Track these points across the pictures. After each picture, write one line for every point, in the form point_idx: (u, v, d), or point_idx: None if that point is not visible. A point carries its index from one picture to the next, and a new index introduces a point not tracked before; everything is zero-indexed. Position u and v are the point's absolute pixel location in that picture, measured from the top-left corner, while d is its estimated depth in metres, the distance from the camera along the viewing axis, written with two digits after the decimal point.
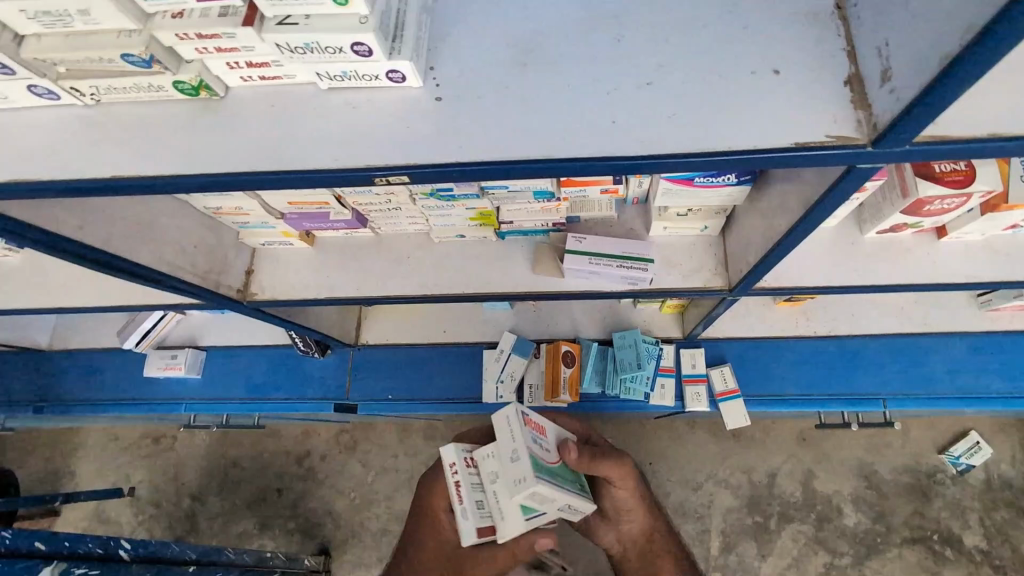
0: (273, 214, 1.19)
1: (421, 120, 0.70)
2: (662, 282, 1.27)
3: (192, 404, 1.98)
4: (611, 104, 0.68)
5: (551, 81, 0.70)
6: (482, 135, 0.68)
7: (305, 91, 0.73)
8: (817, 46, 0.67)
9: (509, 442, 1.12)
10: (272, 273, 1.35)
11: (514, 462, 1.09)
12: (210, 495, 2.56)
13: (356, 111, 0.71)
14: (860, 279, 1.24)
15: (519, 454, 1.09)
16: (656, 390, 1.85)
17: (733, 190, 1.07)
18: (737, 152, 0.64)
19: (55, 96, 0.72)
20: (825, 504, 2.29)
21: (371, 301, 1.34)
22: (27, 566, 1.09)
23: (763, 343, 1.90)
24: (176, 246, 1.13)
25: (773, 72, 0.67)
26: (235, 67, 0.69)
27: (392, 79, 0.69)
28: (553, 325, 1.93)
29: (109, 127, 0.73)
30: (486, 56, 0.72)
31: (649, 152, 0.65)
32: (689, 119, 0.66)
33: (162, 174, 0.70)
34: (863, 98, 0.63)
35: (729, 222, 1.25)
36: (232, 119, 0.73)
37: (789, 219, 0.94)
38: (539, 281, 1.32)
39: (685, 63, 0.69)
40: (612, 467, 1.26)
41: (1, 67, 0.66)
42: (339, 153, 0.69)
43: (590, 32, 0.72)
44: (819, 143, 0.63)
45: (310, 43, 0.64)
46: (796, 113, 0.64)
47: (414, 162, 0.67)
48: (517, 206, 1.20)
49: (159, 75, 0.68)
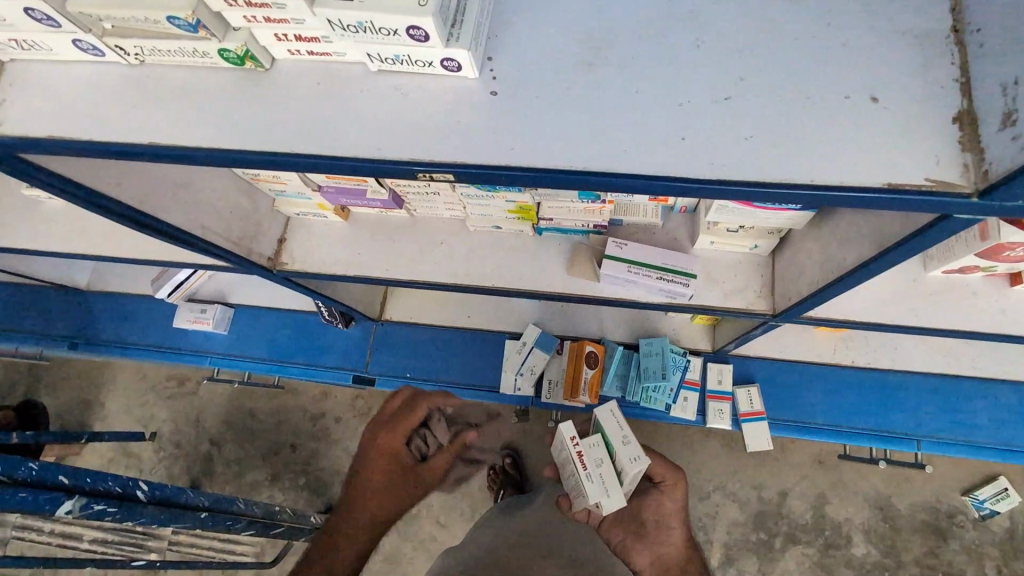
0: (309, 186, 1.17)
1: (473, 114, 0.65)
2: (701, 298, 1.20)
3: (215, 359, 2.01)
4: (682, 118, 0.62)
5: (617, 83, 0.64)
6: (538, 137, 0.63)
7: (354, 70, 0.69)
8: (924, 73, 0.59)
9: (618, 428, 1.22)
10: (303, 243, 1.33)
11: (626, 445, 1.19)
12: (226, 442, 2.63)
13: (405, 97, 0.67)
14: (914, 317, 1.15)
15: (629, 440, 1.21)
16: (677, 402, 1.80)
17: (795, 216, 0.99)
18: (819, 187, 0.57)
19: (100, 52, 0.70)
20: (834, 531, 2.21)
21: (398, 283, 1.31)
22: (52, 498, 1.08)
23: (795, 367, 1.82)
24: (211, 211, 1.12)
25: (871, 99, 0.59)
26: (283, 39, 0.65)
27: (446, 67, 0.64)
28: (580, 324, 1.88)
29: (149, 90, 0.71)
30: (550, 51, 0.66)
31: (719, 177, 0.59)
32: (769, 143, 0.59)
33: (198, 147, 0.67)
34: (974, 140, 0.56)
35: (781, 244, 1.17)
36: (274, 93, 0.69)
37: (856, 253, 0.86)
38: (573, 283, 1.27)
39: (770, 78, 0.62)
40: (665, 465, 1.25)
41: (47, 19, 0.63)
42: (382, 141, 0.65)
43: (667, 32, 0.66)
44: (915, 186, 0.56)
45: (364, 22, 0.59)
46: (893, 149, 0.57)
47: (460, 159, 0.63)
48: (558, 203, 1.15)
49: (205, 41, 0.65)
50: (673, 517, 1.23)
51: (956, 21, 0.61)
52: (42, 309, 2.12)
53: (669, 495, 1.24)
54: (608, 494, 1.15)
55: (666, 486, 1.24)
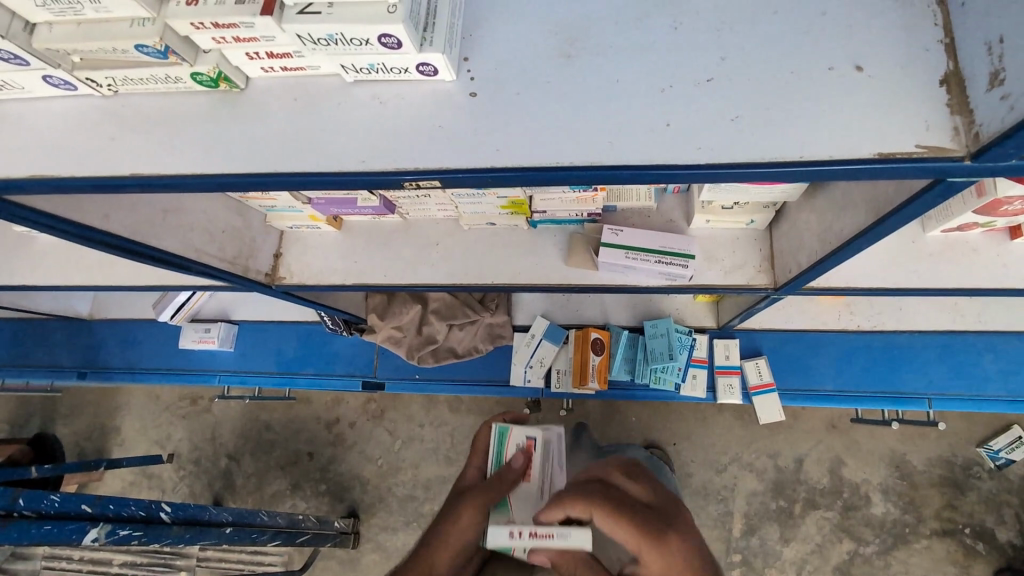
0: (300, 199, 1.17)
1: (454, 118, 0.64)
2: (700, 278, 1.20)
3: (224, 376, 2.01)
4: (665, 104, 0.61)
5: (598, 72, 0.63)
6: (521, 138, 0.62)
7: (329, 83, 0.68)
8: (906, 38, 0.58)
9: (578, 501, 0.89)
10: (299, 255, 1.34)
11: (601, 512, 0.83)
12: (244, 456, 2.65)
13: (385, 105, 0.66)
14: (913, 280, 1.15)
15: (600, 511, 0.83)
16: (686, 381, 1.80)
17: (787, 188, 0.98)
18: (809, 163, 0.56)
19: (72, 86, 0.69)
20: (853, 493, 2.22)
21: (399, 288, 1.31)
22: (78, 528, 1.08)
23: (801, 336, 1.81)
24: (205, 232, 1.12)
25: (855, 68, 0.58)
26: (255, 58, 0.64)
27: (422, 72, 0.63)
28: (582, 312, 1.88)
29: (124, 120, 0.70)
30: (526, 47, 0.65)
31: (706, 161, 0.58)
32: (755, 122, 0.58)
33: (180, 173, 0.66)
34: (963, 102, 0.55)
35: (778, 217, 1.17)
36: (252, 113, 0.68)
37: (853, 221, 0.85)
38: (573, 273, 1.27)
39: (752, 54, 0.61)
40: (592, 491, 0.67)
41: (15, 58, 0.62)
42: (362, 153, 0.64)
43: (644, 16, 0.64)
44: (905, 154, 0.55)
45: (334, 34, 0.58)
46: (880, 117, 0.56)
47: (446, 165, 0.62)
48: (550, 195, 1.14)
49: (176, 66, 0.64)
50: (641, 537, 0.62)
51: None
52: (48, 341, 2.12)
53: (616, 509, 0.64)
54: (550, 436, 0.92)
55: (612, 499, 0.66)
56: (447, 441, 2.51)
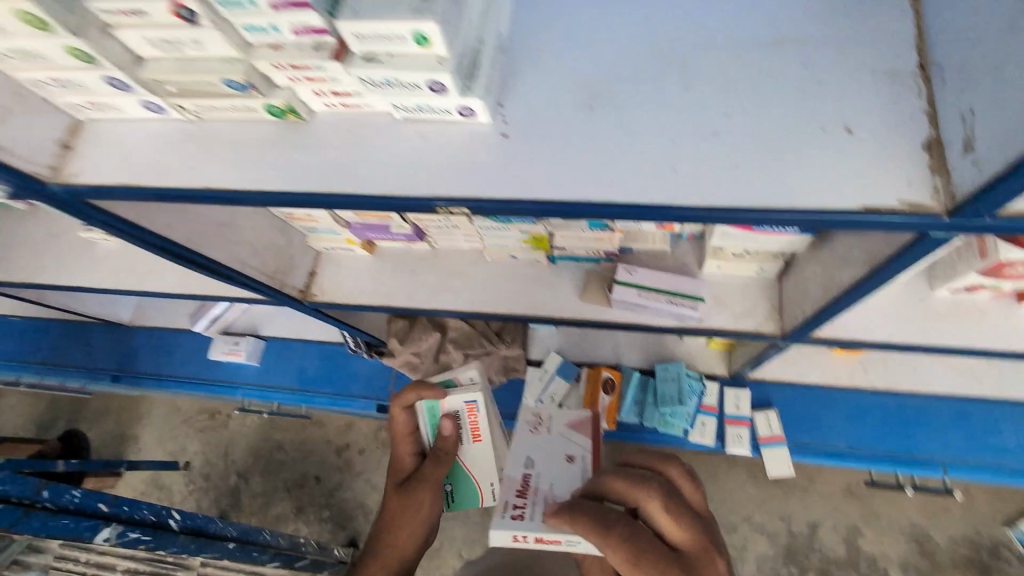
0: (340, 223, 1.27)
1: (487, 155, 0.73)
2: (711, 321, 1.25)
3: (247, 390, 2.09)
4: (674, 152, 0.68)
5: (616, 121, 0.71)
6: (545, 175, 0.70)
7: (381, 119, 0.78)
8: (894, 106, 0.65)
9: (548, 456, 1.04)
10: (333, 276, 1.43)
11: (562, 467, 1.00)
12: (254, 475, 2.69)
13: (428, 140, 0.75)
14: (921, 336, 1.17)
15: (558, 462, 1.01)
16: (695, 427, 1.82)
17: (794, 239, 1.04)
18: (801, 211, 0.63)
19: (162, 111, 0.80)
20: (869, 566, 2.14)
21: (422, 313, 1.39)
22: (91, 524, 1.16)
23: (812, 391, 1.83)
24: (250, 247, 1.22)
25: (846, 130, 0.65)
26: (321, 95, 0.75)
27: (462, 114, 0.73)
28: (596, 350, 1.94)
29: (203, 142, 0.80)
30: (553, 98, 0.74)
31: (709, 204, 0.65)
32: (754, 173, 0.66)
33: (249, 189, 0.76)
34: (943, 164, 0.61)
35: (786, 267, 1.21)
36: (313, 141, 0.78)
37: (852, 273, 0.90)
38: (587, 309, 1.33)
39: (754, 113, 0.69)
40: (595, 521, 0.73)
41: (122, 85, 0.73)
42: (407, 180, 0.73)
43: (660, 75, 0.73)
44: (890, 207, 0.61)
45: (391, 78, 0.67)
46: (867, 173, 0.63)
47: (478, 195, 0.70)
48: (570, 233, 1.22)
49: (253, 98, 0.74)
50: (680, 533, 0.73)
51: (921, 59, 0.67)
52: (86, 344, 2.24)
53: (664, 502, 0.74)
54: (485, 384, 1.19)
55: (616, 536, 0.72)
56: None
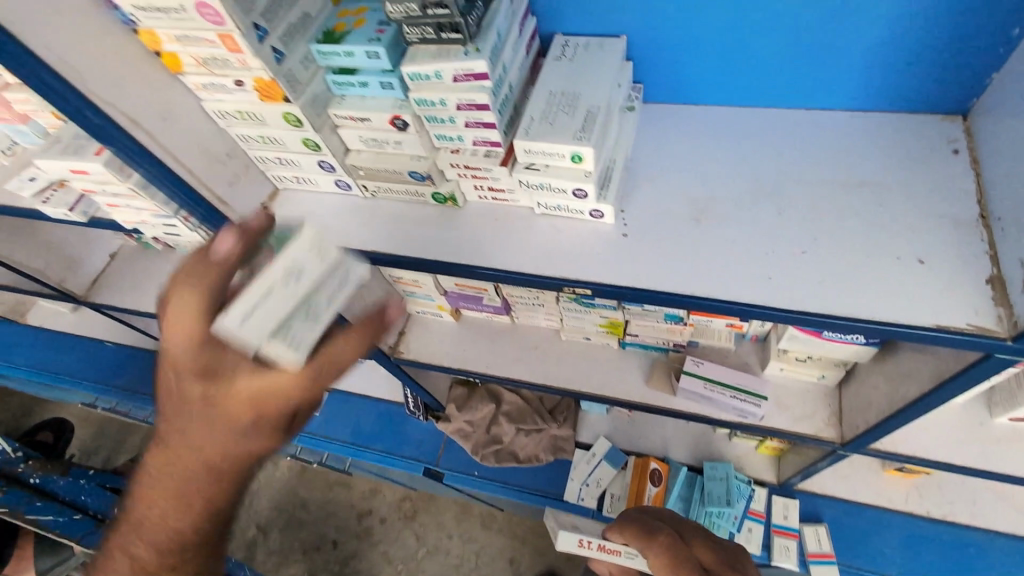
0: (439, 290, 1.44)
1: (609, 249, 0.88)
2: (771, 420, 1.32)
3: (304, 437, 2.23)
4: (768, 264, 0.83)
5: (719, 233, 0.87)
6: (657, 271, 0.85)
7: (523, 212, 0.95)
8: (959, 246, 0.78)
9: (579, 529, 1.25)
10: (420, 338, 1.59)
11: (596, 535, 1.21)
12: (273, 530, 2.63)
13: (561, 232, 0.92)
14: (983, 462, 1.21)
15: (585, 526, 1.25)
16: (741, 532, 1.78)
17: (860, 349, 1.13)
18: (878, 323, 0.75)
19: (348, 187, 1.00)
20: None
21: (496, 380, 1.51)
22: None
23: (864, 511, 1.79)
24: (364, 302, 1.42)
25: (918, 261, 0.79)
26: (479, 189, 0.93)
27: (592, 215, 0.90)
28: (644, 440, 1.98)
29: (373, 214, 1.00)
30: (664, 210, 0.91)
31: (797, 308, 0.78)
32: (838, 288, 0.79)
33: (408, 256, 0.94)
34: (1005, 298, 0.73)
35: (848, 376, 1.30)
36: (462, 223, 0.96)
37: (917, 387, 0.99)
38: (651, 394, 1.43)
39: (838, 240, 0.83)
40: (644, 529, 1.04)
41: (329, 166, 0.94)
42: (542, 263, 0.90)
43: (757, 201, 0.89)
44: (959, 328, 0.72)
45: (544, 183, 0.85)
46: (938, 298, 0.75)
47: (600, 280, 0.86)
48: (646, 322, 1.33)
49: (426, 186, 0.93)
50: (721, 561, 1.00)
51: (981, 210, 0.80)
52: None
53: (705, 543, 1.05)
54: (338, 275, 0.74)
55: (657, 542, 1.00)
56: (472, 560, 2.43)
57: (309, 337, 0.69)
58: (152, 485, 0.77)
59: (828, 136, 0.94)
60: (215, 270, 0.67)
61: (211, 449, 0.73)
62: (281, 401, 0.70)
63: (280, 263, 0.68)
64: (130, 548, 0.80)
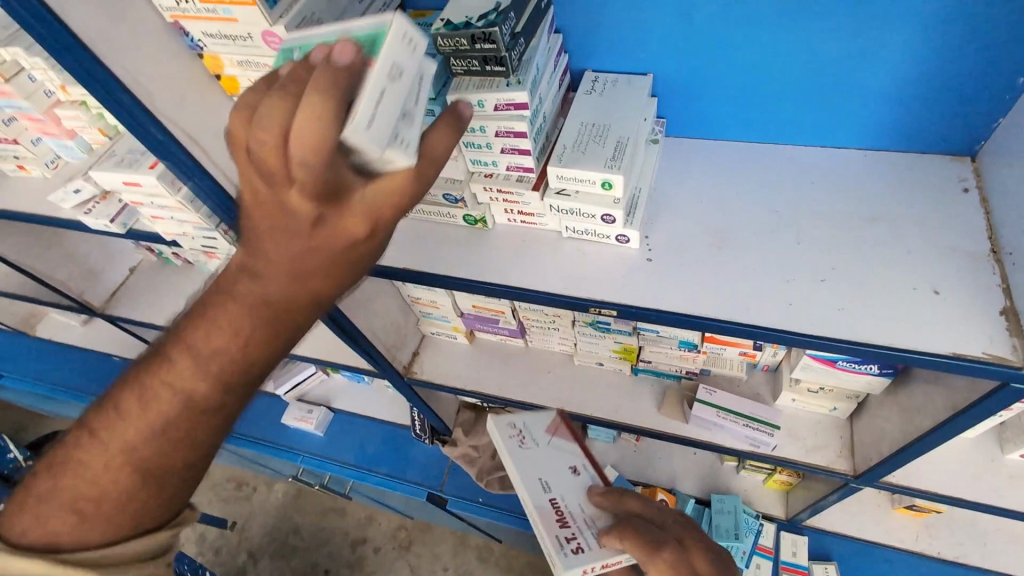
0: (456, 311, 1.46)
1: (634, 273, 0.92)
2: (782, 450, 1.33)
3: (305, 458, 2.20)
4: (789, 291, 0.86)
5: (741, 260, 0.90)
6: (681, 294, 0.88)
7: (549, 236, 0.99)
8: (973, 279, 0.82)
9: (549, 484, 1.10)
10: (433, 359, 1.60)
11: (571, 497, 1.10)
12: (263, 557, 2.57)
13: (587, 256, 0.95)
14: (995, 498, 1.21)
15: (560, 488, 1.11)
16: (751, 568, 1.77)
17: (873, 380, 1.16)
18: (896, 349, 0.78)
19: None
20: None
21: (508, 403, 1.52)
22: None
23: (873, 550, 1.78)
24: (383, 321, 1.45)
25: (934, 292, 0.82)
26: (509, 213, 0.98)
27: (619, 240, 0.93)
28: (651, 471, 1.97)
29: (403, 234, 1.03)
30: (687, 236, 0.94)
31: (818, 333, 0.81)
32: (858, 315, 0.82)
33: (437, 274, 0.97)
34: (1019, 329, 0.76)
35: (860, 408, 1.32)
36: (490, 245, 1.00)
37: (932, 418, 1.00)
38: (663, 421, 1.44)
39: (856, 270, 0.86)
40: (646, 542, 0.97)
41: None
42: (567, 284, 0.93)
43: (777, 230, 0.93)
44: (976, 356, 0.75)
45: (574, 208, 0.89)
46: (954, 328, 0.78)
47: (624, 302, 0.89)
48: (660, 349, 1.35)
49: (458, 209, 0.99)
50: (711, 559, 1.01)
51: (993, 245, 0.84)
52: None
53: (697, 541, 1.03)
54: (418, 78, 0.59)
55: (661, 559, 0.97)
56: None
57: (417, 138, 0.55)
58: (219, 310, 0.60)
59: (844, 172, 0.98)
60: (326, 70, 0.47)
61: (267, 281, 0.57)
62: (398, 209, 0.55)
63: (384, 59, 0.52)
64: (178, 387, 0.64)
